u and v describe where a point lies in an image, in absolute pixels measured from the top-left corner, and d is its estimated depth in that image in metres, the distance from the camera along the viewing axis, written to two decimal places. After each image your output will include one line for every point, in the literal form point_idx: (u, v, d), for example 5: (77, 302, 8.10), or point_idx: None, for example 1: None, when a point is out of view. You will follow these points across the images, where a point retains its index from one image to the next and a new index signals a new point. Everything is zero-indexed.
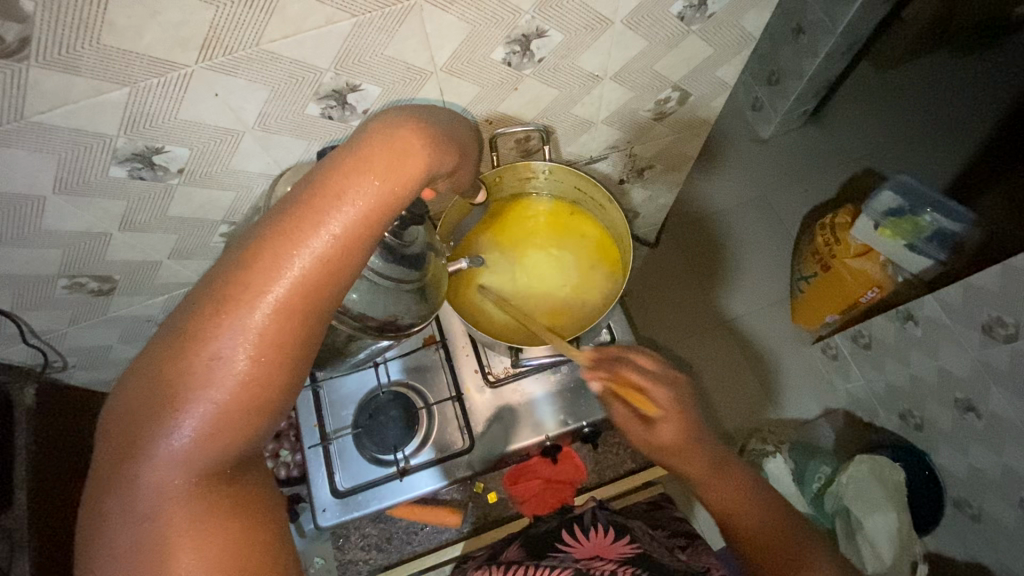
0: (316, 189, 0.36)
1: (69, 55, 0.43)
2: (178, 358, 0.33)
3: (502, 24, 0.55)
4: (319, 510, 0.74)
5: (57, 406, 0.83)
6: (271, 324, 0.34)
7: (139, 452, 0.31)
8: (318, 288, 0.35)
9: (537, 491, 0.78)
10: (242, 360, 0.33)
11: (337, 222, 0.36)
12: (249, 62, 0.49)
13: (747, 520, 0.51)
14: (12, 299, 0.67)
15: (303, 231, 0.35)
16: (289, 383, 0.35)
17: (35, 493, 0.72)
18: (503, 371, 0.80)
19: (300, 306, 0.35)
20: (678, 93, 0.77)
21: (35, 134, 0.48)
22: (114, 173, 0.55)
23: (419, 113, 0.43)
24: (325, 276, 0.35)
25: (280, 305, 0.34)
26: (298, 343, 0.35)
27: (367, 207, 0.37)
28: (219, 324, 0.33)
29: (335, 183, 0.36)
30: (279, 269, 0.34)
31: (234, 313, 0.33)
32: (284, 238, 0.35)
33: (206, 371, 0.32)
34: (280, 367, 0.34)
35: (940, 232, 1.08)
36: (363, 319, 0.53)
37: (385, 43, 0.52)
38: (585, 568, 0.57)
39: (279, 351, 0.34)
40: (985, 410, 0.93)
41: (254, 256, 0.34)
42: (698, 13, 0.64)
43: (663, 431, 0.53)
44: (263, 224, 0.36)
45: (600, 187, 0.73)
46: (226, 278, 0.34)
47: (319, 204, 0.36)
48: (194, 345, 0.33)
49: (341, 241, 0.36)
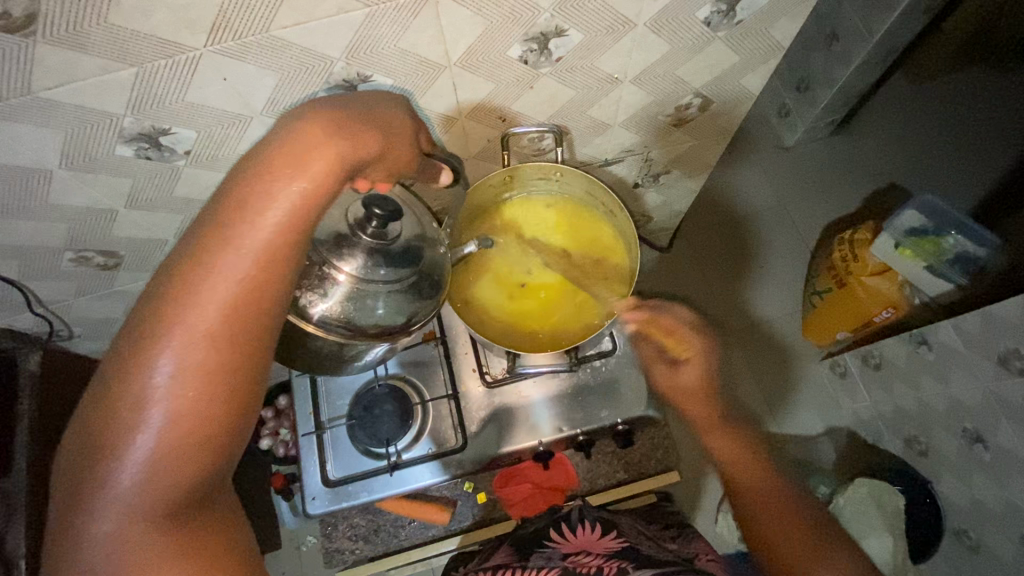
0: (225, 209, 0.35)
1: (75, 32, 0.42)
2: (102, 406, 0.32)
3: (520, 21, 0.53)
4: (308, 497, 0.75)
5: (60, 374, 0.84)
6: (201, 351, 0.33)
7: (81, 505, 0.31)
8: (240, 308, 0.34)
9: (526, 495, 0.77)
10: (176, 391, 0.32)
11: (250, 237, 0.35)
12: (259, 48, 0.48)
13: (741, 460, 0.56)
14: (20, 269, 0.68)
15: (214, 255, 0.34)
16: (232, 413, 0.34)
17: (34, 459, 0.73)
18: (501, 372, 0.79)
19: (225, 330, 0.34)
20: (700, 99, 0.75)
21: (41, 109, 0.47)
22: (120, 151, 0.55)
23: (333, 103, 0.40)
24: (248, 295, 0.35)
25: (209, 328, 0.33)
26: (230, 368, 0.34)
27: (284, 214, 0.36)
28: (144, 359, 0.32)
29: (240, 200, 0.35)
30: (195, 297, 0.33)
31: (152, 351, 0.32)
32: (198, 266, 0.34)
33: (131, 413, 0.31)
34: (211, 397, 0.33)
35: (963, 255, 1.03)
36: (356, 326, 0.54)
37: (399, 35, 0.51)
38: (572, 566, 0.55)
39: (210, 380, 0.33)
40: (993, 442, 0.91)
41: (169, 289, 0.34)
42: (726, 19, 0.62)
43: (686, 372, 0.59)
44: (174, 257, 0.35)
45: (611, 192, 0.71)
46: (145, 316, 0.33)
47: (228, 225, 0.35)
48: (116, 389, 0.32)
49: (258, 257, 0.35)
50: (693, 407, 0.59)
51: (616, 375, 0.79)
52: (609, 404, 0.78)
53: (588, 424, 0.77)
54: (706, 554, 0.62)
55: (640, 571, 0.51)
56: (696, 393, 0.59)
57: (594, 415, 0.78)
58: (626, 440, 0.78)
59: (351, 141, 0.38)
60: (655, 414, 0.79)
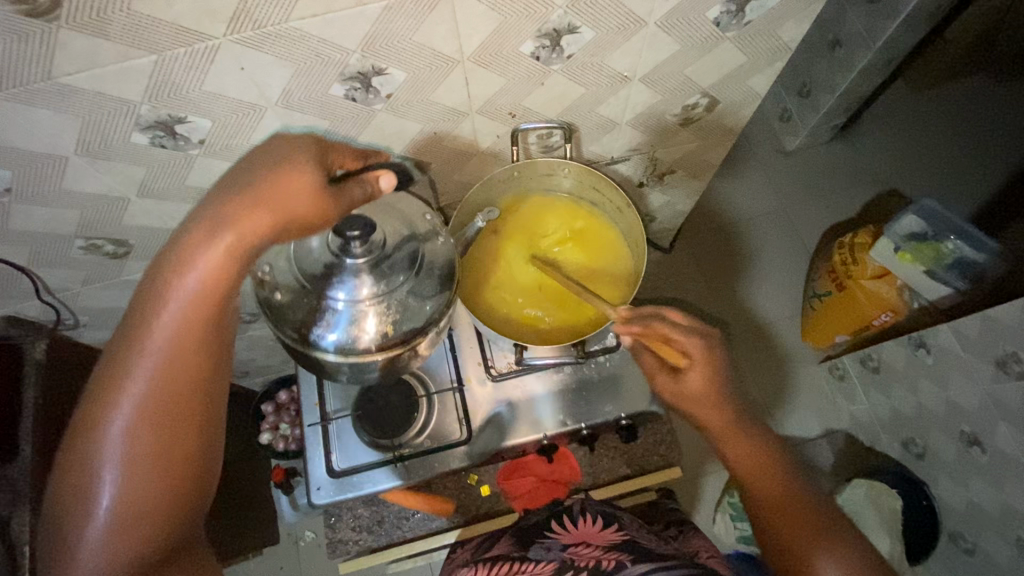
0: (138, 313, 0.42)
1: (98, 18, 0.43)
2: (64, 486, 0.40)
3: (534, 17, 0.54)
4: (313, 487, 0.75)
5: (65, 362, 0.84)
6: (136, 433, 0.41)
7: (60, 563, 0.40)
8: (163, 392, 0.41)
9: (529, 488, 0.77)
10: (121, 470, 0.40)
11: (161, 334, 0.41)
12: (276, 38, 0.48)
13: (755, 464, 0.57)
14: (30, 256, 0.68)
15: (135, 352, 0.41)
16: (173, 475, 0.42)
17: (39, 446, 0.73)
18: (506, 366, 0.79)
19: (153, 412, 0.41)
20: (707, 99, 0.76)
21: (60, 94, 0.48)
22: (136, 139, 0.55)
23: (222, 186, 0.42)
24: (169, 380, 0.42)
25: (139, 418, 0.41)
26: (164, 441, 0.41)
27: (188, 310, 0.42)
28: (91, 445, 0.40)
29: (147, 304, 0.42)
30: (123, 391, 0.41)
31: (97, 438, 0.40)
32: (122, 365, 0.41)
33: (87, 490, 0.40)
34: (150, 466, 0.41)
35: (962, 260, 1.03)
36: (375, 342, 0.55)
37: (415, 28, 0.52)
38: (569, 558, 0.56)
39: (146, 454, 0.41)
40: (989, 445, 0.92)
41: (102, 386, 0.41)
42: (735, 20, 0.63)
43: (692, 380, 0.59)
44: (107, 357, 0.42)
45: (619, 189, 0.72)
46: (88, 412, 0.41)
47: (142, 327, 0.41)
48: (73, 472, 0.40)
49: (172, 349, 0.42)
50: (704, 415, 0.60)
51: (619, 371, 0.80)
52: (612, 398, 0.79)
53: (590, 417, 0.78)
54: (707, 551, 0.63)
55: (634, 567, 0.51)
56: (702, 395, 0.59)
57: (598, 410, 0.79)
58: (628, 432, 0.78)
59: (231, 237, 0.41)
60: (658, 409, 0.79)
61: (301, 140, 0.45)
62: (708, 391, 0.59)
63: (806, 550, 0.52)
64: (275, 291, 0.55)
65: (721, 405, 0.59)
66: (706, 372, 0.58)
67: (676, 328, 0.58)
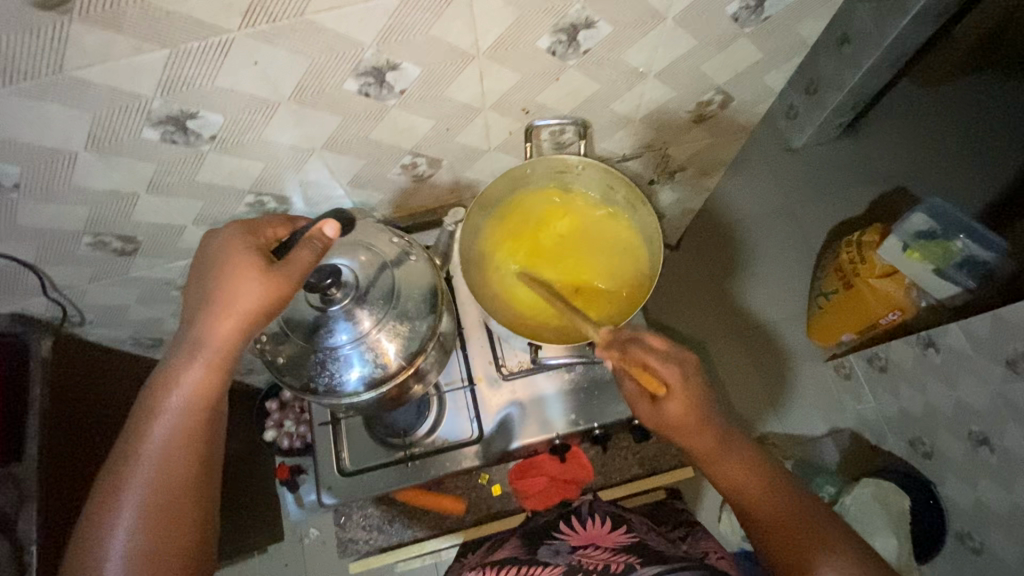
0: (149, 401, 0.53)
1: (111, 11, 0.42)
2: (83, 553, 0.48)
3: (552, 11, 0.53)
4: (323, 487, 0.75)
5: (72, 360, 0.84)
6: (148, 497, 0.50)
7: None
8: (172, 462, 0.51)
9: (543, 487, 0.76)
10: (135, 528, 0.49)
11: (169, 415, 0.52)
12: (291, 32, 0.48)
13: (745, 481, 0.57)
14: (37, 253, 0.68)
15: (149, 432, 0.52)
16: (179, 532, 0.50)
17: (45, 444, 0.73)
18: (517, 364, 0.78)
19: (164, 479, 0.51)
20: (722, 95, 0.75)
21: (71, 88, 0.47)
22: (147, 135, 0.54)
23: (205, 290, 0.54)
24: (176, 453, 0.52)
25: (152, 484, 0.50)
26: (174, 500, 0.51)
27: (188, 394, 0.53)
28: (110, 511, 0.49)
29: (156, 396, 0.53)
30: (138, 465, 0.51)
31: (115, 507, 0.49)
32: (138, 444, 0.51)
33: (105, 551, 0.48)
34: (162, 525, 0.50)
35: (970, 259, 1.01)
36: (387, 366, 0.63)
37: (431, 22, 0.51)
38: (578, 560, 0.56)
39: (157, 513, 0.50)
40: (999, 445, 0.92)
41: (120, 465, 0.51)
42: (754, 14, 0.62)
43: (674, 409, 0.58)
44: (121, 443, 0.52)
45: (633, 186, 0.72)
46: (105, 488, 0.50)
47: (151, 411, 0.52)
48: (91, 540, 0.48)
49: (179, 427, 0.52)
50: (692, 444, 0.59)
51: None
52: (624, 398, 0.78)
53: (602, 417, 0.77)
54: (716, 552, 0.62)
55: (645, 568, 0.50)
56: (688, 423, 0.58)
57: (610, 409, 0.77)
58: (642, 431, 0.78)
59: (220, 329, 0.53)
60: None
61: (257, 240, 0.56)
62: (692, 419, 0.58)
63: (808, 550, 0.51)
64: (278, 352, 0.64)
65: (707, 431, 0.58)
66: (687, 401, 0.57)
67: (655, 357, 0.58)
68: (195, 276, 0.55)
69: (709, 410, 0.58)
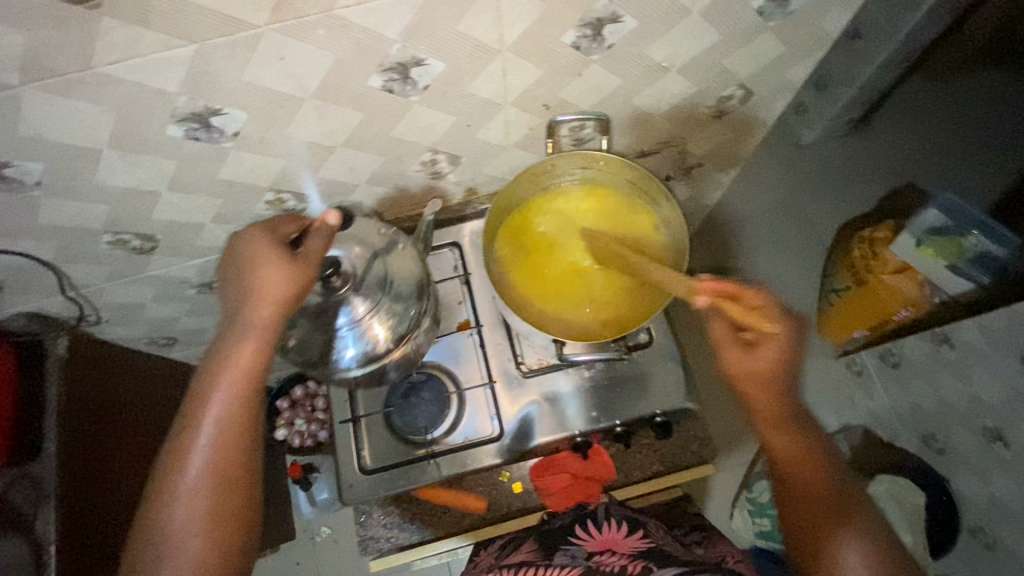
0: (203, 376, 0.55)
1: (141, 6, 0.41)
2: (152, 517, 0.51)
3: (577, 5, 0.53)
4: (345, 485, 0.75)
5: (89, 358, 0.83)
6: (207, 467, 0.52)
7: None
8: (228, 434, 0.53)
9: (564, 485, 0.75)
10: (196, 495, 0.51)
11: (224, 389, 0.54)
12: (319, 27, 0.47)
13: (798, 455, 0.58)
14: (56, 251, 0.67)
15: (204, 405, 0.53)
16: (235, 497, 0.53)
17: (63, 442, 0.73)
18: (537, 362, 0.78)
19: (221, 449, 0.53)
20: (743, 90, 0.74)
21: (97, 85, 0.47)
22: (171, 132, 0.54)
23: (241, 275, 0.55)
24: (231, 425, 0.54)
25: (211, 454, 0.52)
26: (230, 469, 0.53)
27: (240, 370, 0.54)
28: (174, 478, 0.52)
29: (211, 372, 0.54)
30: (196, 436, 0.53)
31: (177, 475, 0.52)
32: (196, 415, 0.53)
33: (171, 515, 0.51)
34: (221, 491, 0.52)
35: (982, 256, 0.96)
36: (378, 346, 0.63)
37: (458, 17, 0.50)
38: (595, 564, 0.56)
39: (216, 481, 0.52)
40: (1014, 440, 0.92)
41: (180, 437, 0.53)
42: (779, 8, 0.61)
43: (758, 356, 0.58)
44: (181, 415, 0.54)
45: (655, 181, 0.71)
46: (168, 457, 0.53)
47: (207, 385, 0.54)
48: (157, 504, 0.51)
49: (231, 403, 0.54)
50: (757, 397, 0.59)
51: (649, 368, 0.79)
52: (644, 395, 0.78)
53: (624, 415, 0.77)
54: (731, 557, 0.63)
55: (664, 571, 0.52)
56: (766, 375, 0.58)
57: (630, 406, 0.78)
58: (663, 430, 0.77)
59: (264, 311, 0.55)
60: (693, 406, 0.79)
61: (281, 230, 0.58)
62: (768, 374, 0.58)
63: (833, 531, 0.53)
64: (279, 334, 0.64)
65: (777, 390, 0.58)
66: (774, 352, 0.57)
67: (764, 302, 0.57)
68: (230, 265, 0.57)
69: (788, 374, 0.58)
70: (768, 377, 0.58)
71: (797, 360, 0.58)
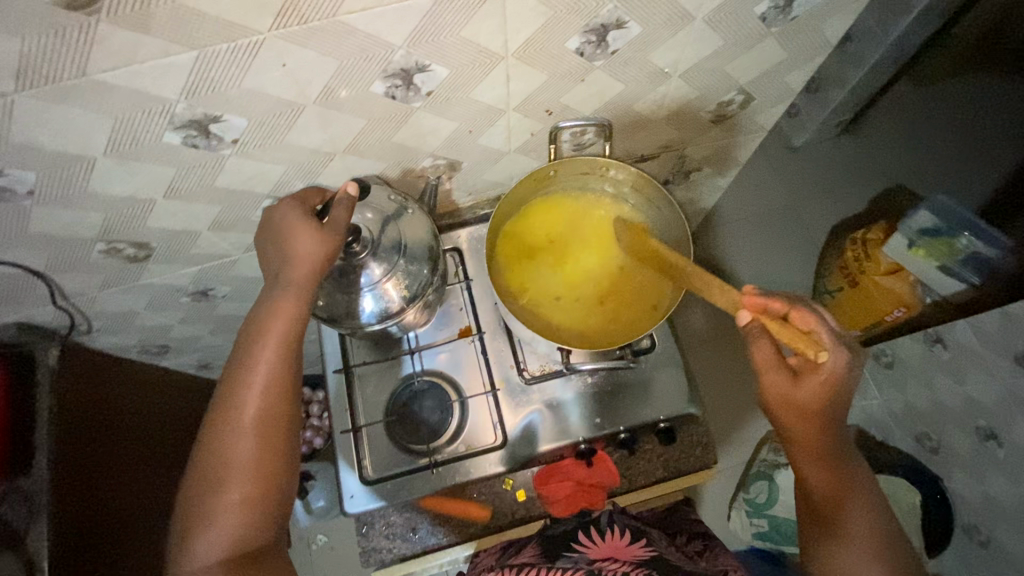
0: (249, 326, 0.57)
1: (140, 12, 0.40)
2: (209, 452, 0.53)
3: (583, 11, 0.52)
4: (347, 496, 0.74)
5: (81, 368, 0.81)
6: (255, 407, 0.54)
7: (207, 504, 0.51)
8: (274, 379, 0.55)
9: (570, 491, 0.74)
10: (248, 432, 0.54)
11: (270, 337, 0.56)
12: (322, 33, 0.46)
13: (835, 491, 0.56)
14: (48, 260, 0.66)
15: (253, 351, 0.55)
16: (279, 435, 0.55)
17: (54, 456, 0.71)
18: (539, 368, 0.78)
19: (267, 393, 0.55)
20: (743, 95, 0.74)
21: (94, 92, 0.45)
22: (168, 139, 0.53)
23: (279, 239, 0.57)
24: (276, 371, 0.56)
25: (259, 396, 0.55)
26: (275, 411, 0.55)
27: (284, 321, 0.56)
28: (226, 418, 0.54)
29: (256, 321, 0.56)
30: (246, 380, 0.55)
31: (229, 416, 0.54)
32: (246, 361, 0.55)
33: (226, 450, 0.53)
34: (267, 431, 0.54)
35: (974, 256, 0.95)
36: (392, 305, 0.66)
37: (463, 23, 0.50)
38: (597, 569, 0.56)
39: (263, 422, 0.54)
40: (1008, 439, 0.93)
41: (230, 381, 0.55)
42: (782, 14, 0.61)
43: (807, 386, 0.55)
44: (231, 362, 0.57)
45: (657, 186, 0.71)
46: (220, 399, 0.55)
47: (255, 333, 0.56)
48: (213, 439, 0.54)
49: (278, 349, 0.56)
50: (798, 427, 0.57)
51: (651, 374, 0.79)
52: (647, 402, 0.78)
53: (628, 420, 0.77)
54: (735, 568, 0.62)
55: None
56: (812, 407, 0.56)
57: (633, 412, 0.78)
58: (667, 435, 0.78)
59: (303, 267, 0.56)
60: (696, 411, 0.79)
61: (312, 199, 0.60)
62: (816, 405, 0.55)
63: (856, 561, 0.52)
64: None
65: (823, 424, 0.56)
66: (823, 381, 0.54)
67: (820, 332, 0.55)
68: (267, 233, 0.59)
69: (837, 408, 0.56)
70: (811, 408, 0.56)
71: (850, 397, 0.56)
